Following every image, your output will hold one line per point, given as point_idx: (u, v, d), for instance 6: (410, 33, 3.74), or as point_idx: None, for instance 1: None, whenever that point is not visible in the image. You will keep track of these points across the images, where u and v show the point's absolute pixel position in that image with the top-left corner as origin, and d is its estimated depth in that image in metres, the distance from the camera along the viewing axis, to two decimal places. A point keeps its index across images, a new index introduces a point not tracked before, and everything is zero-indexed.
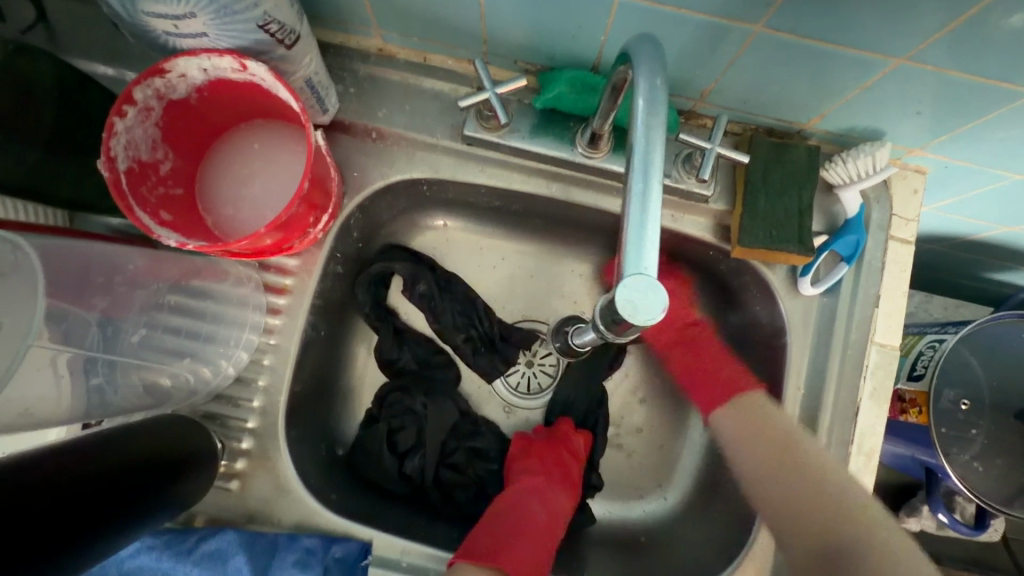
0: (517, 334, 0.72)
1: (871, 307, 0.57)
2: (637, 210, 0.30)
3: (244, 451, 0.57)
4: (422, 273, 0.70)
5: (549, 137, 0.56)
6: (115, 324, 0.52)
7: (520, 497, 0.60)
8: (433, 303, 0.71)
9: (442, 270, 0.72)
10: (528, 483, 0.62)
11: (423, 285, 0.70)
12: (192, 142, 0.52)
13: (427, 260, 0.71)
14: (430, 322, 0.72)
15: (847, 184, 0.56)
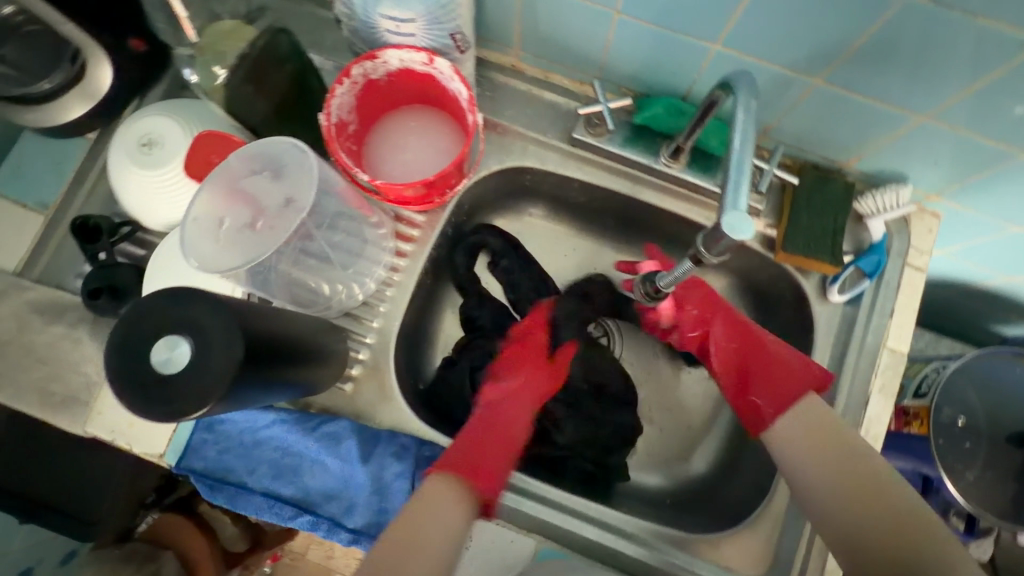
0: (580, 312, 0.84)
1: (886, 317, 0.69)
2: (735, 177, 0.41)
3: (360, 360, 0.70)
4: (507, 251, 0.83)
5: (639, 147, 0.71)
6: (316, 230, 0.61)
7: (505, 404, 0.70)
8: (512, 276, 0.84)
9: (525, 251, 0.85)
10: (516, 395, 0.72)
11: (506, 260, 0.83)
12: (372, 113, 0.68)
13: (513, 240, 0.85)
14: (506, 292, 0.85)
15: (876, 214, 0.69)
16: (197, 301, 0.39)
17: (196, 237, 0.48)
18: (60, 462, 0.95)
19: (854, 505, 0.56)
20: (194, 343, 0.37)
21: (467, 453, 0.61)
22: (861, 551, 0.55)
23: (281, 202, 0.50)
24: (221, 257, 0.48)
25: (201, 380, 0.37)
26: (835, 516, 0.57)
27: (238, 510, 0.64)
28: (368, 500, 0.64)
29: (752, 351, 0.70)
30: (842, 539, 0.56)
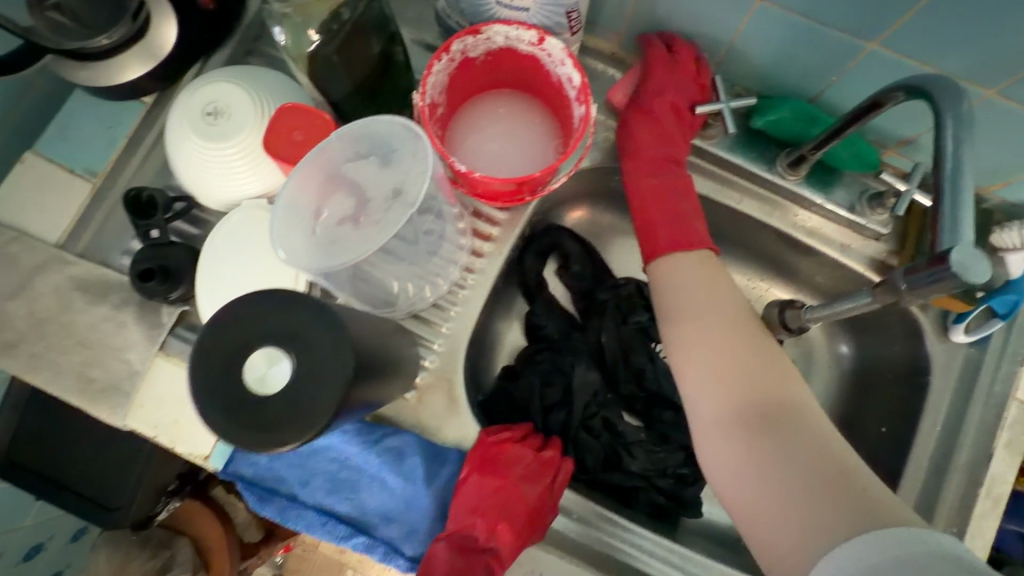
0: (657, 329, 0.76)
1: (1017, 365, 0.62)
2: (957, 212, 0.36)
3: (427, 367, 0.63)
4: (581, 256, 0.76)
5: (751, 154, 0.64)
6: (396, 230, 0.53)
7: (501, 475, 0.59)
8: (584, 284, 0.77)
9: (599, 259, 0.78)
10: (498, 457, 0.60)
11: (578, 266, 0.76)
12: (460, 96, 0.61)
13: (587, 245, 0.78)
14: (576, 300, 0.78)
15: (1016, 249, 0.61)
16: (302, 307, 0.32)
17: (286, 229, 0.40)
18: (85, 442, 0.90)
19: (726, 364, 0.53)
20: (299, 359, 0.31)
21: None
22: (734, 428, 0.51)
23: (389, 194, 0.42)
24: (315, 254, 0.40)
25: (308, 405, 0.31)
26: (698, 370, 0.54)
27: (288, 525, 0.58)
28: (431, 525, 0.59)
29: (653, 204, 0.62)
30: (724, 425, 0.52)
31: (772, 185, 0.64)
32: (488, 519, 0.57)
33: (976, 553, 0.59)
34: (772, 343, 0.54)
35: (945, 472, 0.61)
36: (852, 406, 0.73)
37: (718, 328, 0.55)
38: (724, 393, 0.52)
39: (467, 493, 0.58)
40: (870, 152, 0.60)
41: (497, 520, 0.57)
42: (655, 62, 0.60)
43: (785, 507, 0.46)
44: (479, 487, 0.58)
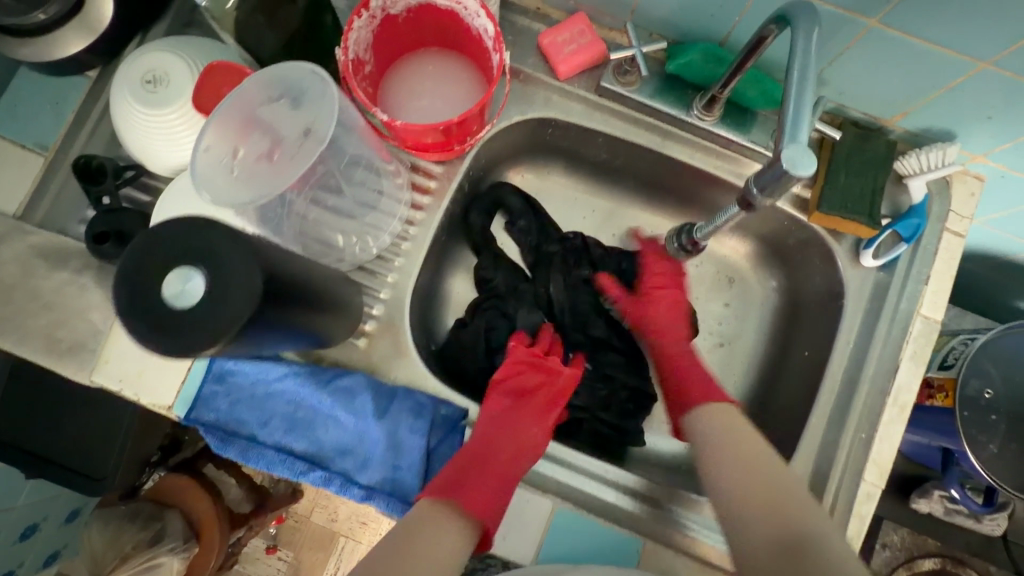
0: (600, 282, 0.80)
1: (921, 283, 0.66)
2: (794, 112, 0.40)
3: (375, 315, 0.67)
4: (526, 213, 0.79)
5: (669, 99, 0.67)
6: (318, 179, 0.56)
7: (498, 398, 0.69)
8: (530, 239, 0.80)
9: (543, 214, 0.81)
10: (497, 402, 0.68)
11: (523, 223, 0.78)
12: (389, 54, 0.64)
13: (532, 202, 0.80)
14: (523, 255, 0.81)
15: (916, 174, 0.66)
16: (210, 230, 0.36)
17: (207, 173, 0.44)
18: (65, 415, 0.94)
19: (755, 494, 0.55)
20: (209, 274, 0.35)
21: (461, 478, 0.58)
22: (757, 505, 0.54)
23: (301, 132, 0.47)
24: (239, 188, 0.45)
25: (220, 314, 0.35)
26: (736, 491, 0.56)
27: (250, 464, 0.62)
28: (382, 457, 0.62)
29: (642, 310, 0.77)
30: (741, 491, 0.56)
31: (691, 128, 0.68)
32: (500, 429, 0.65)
33: (885, 456, 0.64)
34: (776, 459, 0.58)
35: (857, 385, 0.66)
36: (782, 336, 0.78)
37: (753, 488, 0.55)
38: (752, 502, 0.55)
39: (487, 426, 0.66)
40: (776, 90, 0.64)
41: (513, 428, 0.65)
42: (575, 26, 0.67)
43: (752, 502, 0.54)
44: (511, 386, 0.70)
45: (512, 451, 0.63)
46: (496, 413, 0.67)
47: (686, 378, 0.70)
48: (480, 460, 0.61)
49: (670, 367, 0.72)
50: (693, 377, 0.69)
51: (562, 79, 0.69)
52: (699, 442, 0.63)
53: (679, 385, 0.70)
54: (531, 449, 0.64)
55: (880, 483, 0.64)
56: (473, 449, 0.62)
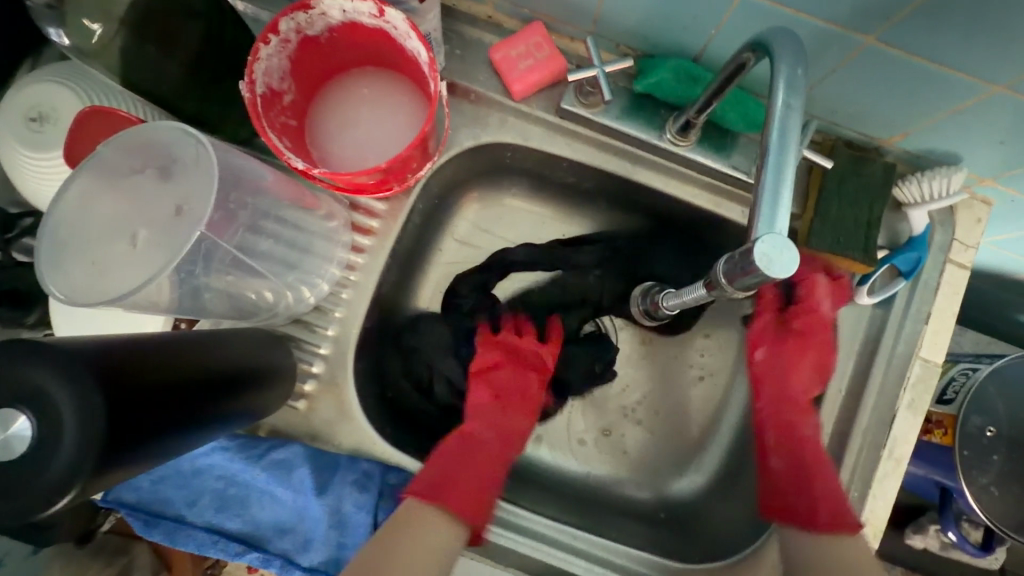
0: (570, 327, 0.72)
1: (921, 323, 0.60)
2: (774, 178, 0.32)
3: (314, 374, 0.60)
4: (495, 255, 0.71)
5: (639, 121, 0.59)
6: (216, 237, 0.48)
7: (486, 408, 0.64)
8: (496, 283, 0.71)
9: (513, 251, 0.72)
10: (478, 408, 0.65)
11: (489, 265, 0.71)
12: (314, 80, 0.55)
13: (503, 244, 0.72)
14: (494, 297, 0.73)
15: (917, 204, 0.59)
16: (36, 359, 0.29)
17: (57, 259, 0.37)
18: None
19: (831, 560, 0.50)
20: (38, 418, 0.28)
21: (448, 472, 0.56)
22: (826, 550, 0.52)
23: (171, 210, 0.39)
24: (97, 281, 0.38)
25: (55, 467, 0.28)
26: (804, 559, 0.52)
27: (179, 547, 0.55)
28: (325, 535, 0.56)
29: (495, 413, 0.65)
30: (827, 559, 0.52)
31: (664, 152, 0.60)
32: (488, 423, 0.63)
33: (878, 514, 0.59)
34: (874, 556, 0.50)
35: (848, 437, 0.60)
36: None
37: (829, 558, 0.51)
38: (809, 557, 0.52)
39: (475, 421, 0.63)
40: (758, 111, 0.56)
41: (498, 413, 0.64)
42: (530, 37, 0.58)
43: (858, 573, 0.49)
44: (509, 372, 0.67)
45: (494, 448, 0.61)
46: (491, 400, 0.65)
47: (797, 476, 0.58)
48: (468, 452, 0.59)
49: (785, 446, 0.60)
50: (810, 486, 0.56)
51: (518, 99, 0.61)
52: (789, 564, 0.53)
53: (777, 492, 0.59)
54: (514, 437, 0.64)
55: (872, 544, 0.58)
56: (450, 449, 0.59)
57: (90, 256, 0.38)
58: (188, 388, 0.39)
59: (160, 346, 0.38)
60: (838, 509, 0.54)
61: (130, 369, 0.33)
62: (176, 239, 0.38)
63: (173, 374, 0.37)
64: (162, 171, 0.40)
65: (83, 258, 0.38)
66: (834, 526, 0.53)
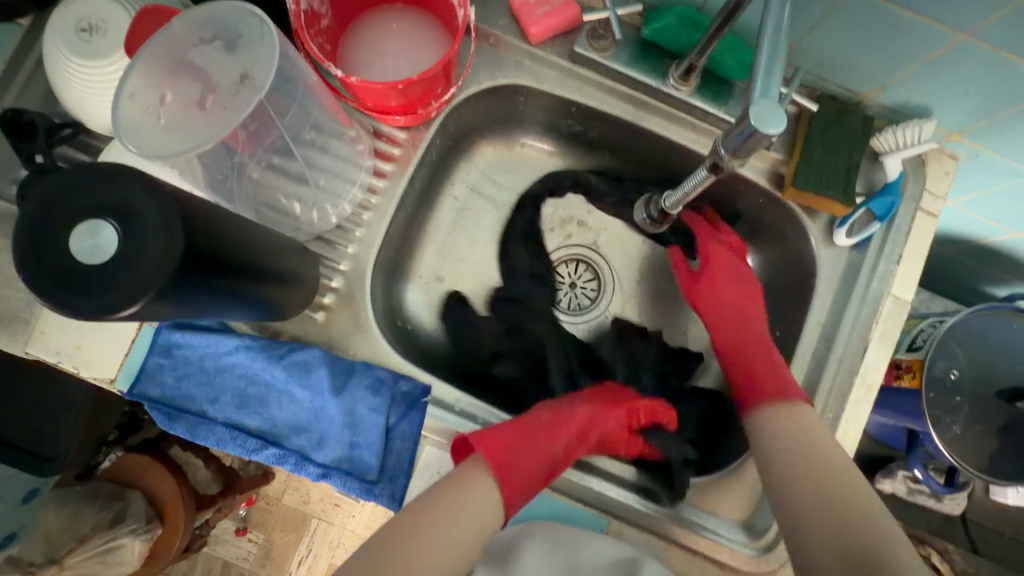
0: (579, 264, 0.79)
1: (893, 263, 0.66)
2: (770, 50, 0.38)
3: (333, 288, 0.64)
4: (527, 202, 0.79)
5: (644, 67, 0.65)
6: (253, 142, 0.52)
7: (572, 410, 0.65)
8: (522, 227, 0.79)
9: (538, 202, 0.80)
10: (586, 412, 0.65)
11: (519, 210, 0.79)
12: (348, 9, 0.60)
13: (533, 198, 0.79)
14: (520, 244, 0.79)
15: (892, 151, 0.64)
16: (120, 178, 0.32)
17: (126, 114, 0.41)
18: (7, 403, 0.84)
19: (830, 528, 0.50)
20: (123, 227, 0.32)
21: (510, 442, 0.59)
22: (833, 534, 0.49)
23: (235, 79, 0.44)
24: (166, 139, 0.41)
25: (134, 273, 0.32)
26: (800, 507, 0.53)
27: (199, 441, 0.60)
28: (339, 434, 0.60)
29: (736, 316, 0.71)
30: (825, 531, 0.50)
31: (667, 98, 0.66)
32: (581, 422, 0.64)
33: (850, 435, 0.64)
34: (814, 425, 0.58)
35: (826, 365, 0.65)
36: None
37: (823, 507, 0.51)
38: (813, 522, 0.51)
39: (595, 418, 0.64)
40: (753, 59, 0.62)
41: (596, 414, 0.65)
42: None
43: (802, 502, 0.53)
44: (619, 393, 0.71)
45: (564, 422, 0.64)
46: (581, 397, 0.68)
47: (762, 370, 0.65)
48: (527, 439, 0.60)
49: (733, 355, 0.69)
50: (750, 353, 0.67)
51: (534, 43, 0.66)
52: (776, 489, 0.55)
53: (747, 377, 0.65)
54: (603, 436, 0.65)
55: None
56: (506, 430, 0.60)
57: (157, 117, 0.42)
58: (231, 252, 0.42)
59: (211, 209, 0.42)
60: (775, 385, 0.62)
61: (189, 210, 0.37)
62: (237, 105, 0.42)
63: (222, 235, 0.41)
64: (226, 47, 0.45)
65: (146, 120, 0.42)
66: (783, 396, 0.61)
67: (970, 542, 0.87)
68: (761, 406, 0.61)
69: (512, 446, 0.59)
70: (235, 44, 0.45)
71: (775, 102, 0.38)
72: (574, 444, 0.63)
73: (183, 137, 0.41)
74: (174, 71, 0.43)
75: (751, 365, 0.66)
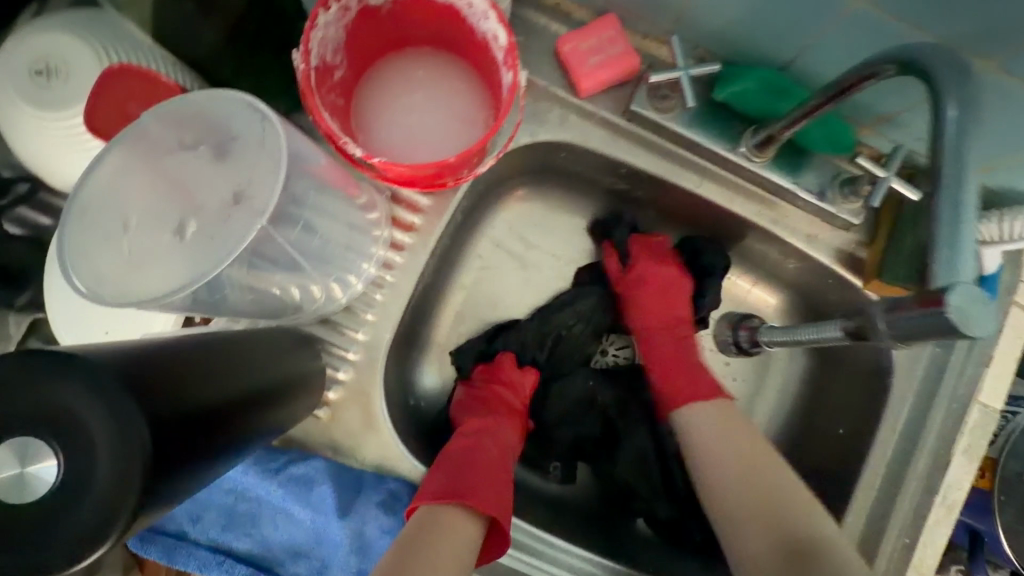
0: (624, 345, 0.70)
1: (982, 366, 0.57)
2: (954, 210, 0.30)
3: (340, 381, 0.55)
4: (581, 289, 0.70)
5: (713, 131, 0.55)
6: None
7: (470, 435, 0.58)
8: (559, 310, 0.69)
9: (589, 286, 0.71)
10: (476, 424, 0.60)
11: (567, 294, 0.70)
12: (367, 56, 0.50)
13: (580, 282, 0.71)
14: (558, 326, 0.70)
15: (990, 243, 0.55)
16: (58, 376, 0.23)
17: (85, 246, 0.34)
18: None
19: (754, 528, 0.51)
20: (66, 448, 0.22)
21: (454, 476, 0.51)
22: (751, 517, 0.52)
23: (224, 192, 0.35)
24: (131, 277, 0.34)
25: (79, 515, 0.22)
26: (727, 490, 0.54)
27: (177, 565, 0.50)
28: (345, 560, 0.51)
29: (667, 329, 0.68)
30: (747, 516, 0.52)
31: (734, 167, 0.56)
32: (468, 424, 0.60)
33: (926, 562, 0.56)
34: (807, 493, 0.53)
35: (902, 480, 0.57)
36: (812, 404, 0.69)
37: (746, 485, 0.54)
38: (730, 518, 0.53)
39: (473, 422, 0.60)
40: (842, 130, 0.53)
41: (490, 402, 0.63)
42: (604, 31, 0.54)
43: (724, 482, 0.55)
44: (476, 395, 0.64)
45: (495, 454, 0.57)
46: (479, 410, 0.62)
47: (682, 364, 0.65)
48: (473, 461, 0.54)
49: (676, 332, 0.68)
50: (697, 379, 0.63)
51: (583, 96, 0.56)
52: (703, 450, 0.57)
53: (665, 379, 0.65)
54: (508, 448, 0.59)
55: None
56: (449, 456, 0.55)
57: (119, 246, 0.34)
58: (216, 415, 0.32)
59: (191, 361, 0.32)
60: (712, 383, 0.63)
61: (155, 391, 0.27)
62: (230, 228, 0.34)
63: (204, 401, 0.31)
64: (212, 152, 0.37)
65: (111, 250, 0.34)
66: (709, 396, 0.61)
67: None
68: (699, 407, 0.61)
69: (466, 472, 0.52)
70: (222, 144, 0.37)
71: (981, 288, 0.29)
72: (497, 474, 0.54)
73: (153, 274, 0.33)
74: (146, 185, 0.36)
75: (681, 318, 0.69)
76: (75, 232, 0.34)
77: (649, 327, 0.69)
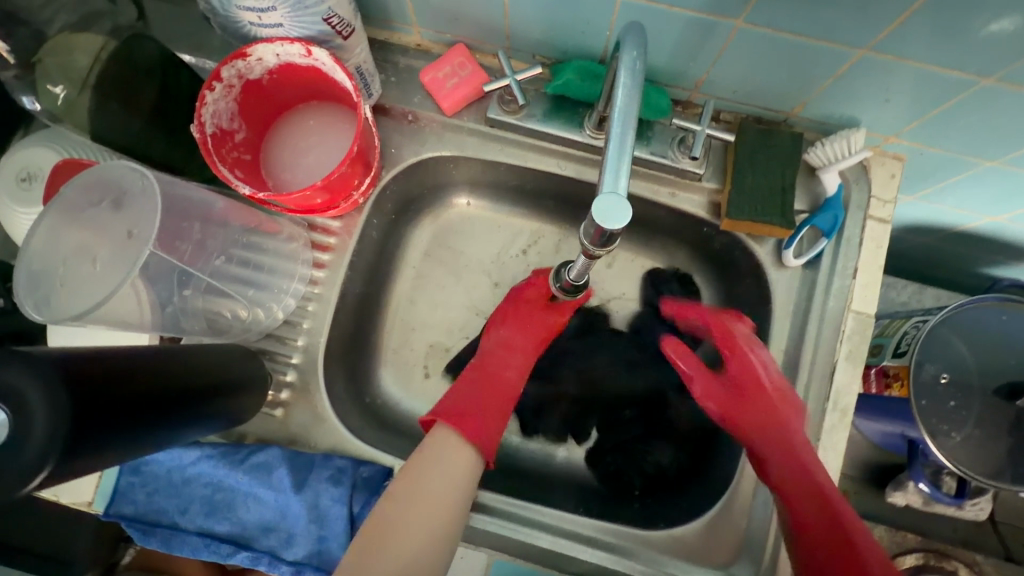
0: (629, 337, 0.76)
1: (849, 278, 0.63)
2: (617, 131, 0.38)
3: (288, 383, 0.66)
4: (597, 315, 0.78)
5: (561, 120, 0.66)
6: (189, 273, 0.56)
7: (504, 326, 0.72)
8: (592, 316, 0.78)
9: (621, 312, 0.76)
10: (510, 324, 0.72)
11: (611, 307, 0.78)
12: (262, 118, 0.63)
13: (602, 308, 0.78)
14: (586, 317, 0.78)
15: (827, 166, 0.63)
16: (6, 364, 0.34)
17: (35, 287, 0.48)
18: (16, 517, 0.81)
19: None
20: (12, 411, 0.33)
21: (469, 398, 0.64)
22: None
23: (126, 233, 0.51)
24: (75, 300, 0.48)
25: (25, 453, 0.33)
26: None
27: (175, 552, 0.61)
28: (307, 529, 0.61)
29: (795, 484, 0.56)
30: None
31: (588, 147, 0.66)
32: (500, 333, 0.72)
33: (830, 465, 0.61)
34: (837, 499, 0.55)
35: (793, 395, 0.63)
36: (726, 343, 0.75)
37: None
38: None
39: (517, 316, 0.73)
40: (659, 97, 0.62)
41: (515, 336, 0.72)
42: (454, 58, 0.65)
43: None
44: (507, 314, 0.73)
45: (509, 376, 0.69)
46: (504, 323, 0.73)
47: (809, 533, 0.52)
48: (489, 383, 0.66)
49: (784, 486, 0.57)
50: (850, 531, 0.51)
51: (450, 114, 0.67)
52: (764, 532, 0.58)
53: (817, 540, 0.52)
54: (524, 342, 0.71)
55: None
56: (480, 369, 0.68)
57: (62, 279, 0.49)
58: (162, 401, 0.43)
59: (149, 352, 0.44)
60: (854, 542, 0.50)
61: (107, 368, 0.39)
62: (131, 255, 0.49)
63: (148, 380, 0.42)
64: (114, 205, 0.52)
65: (54, 287, 0.49)
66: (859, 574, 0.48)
67: (1005, 549, 0.81)
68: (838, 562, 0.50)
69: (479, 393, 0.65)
70: (121, 199, 0.52)
71: (610, 192, 0.37)
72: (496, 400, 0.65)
73: (88, 292, 0.48)
74: (71, 237, 0.50)
75: (821, 493, 0.54)
76: (25, 267, 0.48)
77: (784, 485, 0.56)
